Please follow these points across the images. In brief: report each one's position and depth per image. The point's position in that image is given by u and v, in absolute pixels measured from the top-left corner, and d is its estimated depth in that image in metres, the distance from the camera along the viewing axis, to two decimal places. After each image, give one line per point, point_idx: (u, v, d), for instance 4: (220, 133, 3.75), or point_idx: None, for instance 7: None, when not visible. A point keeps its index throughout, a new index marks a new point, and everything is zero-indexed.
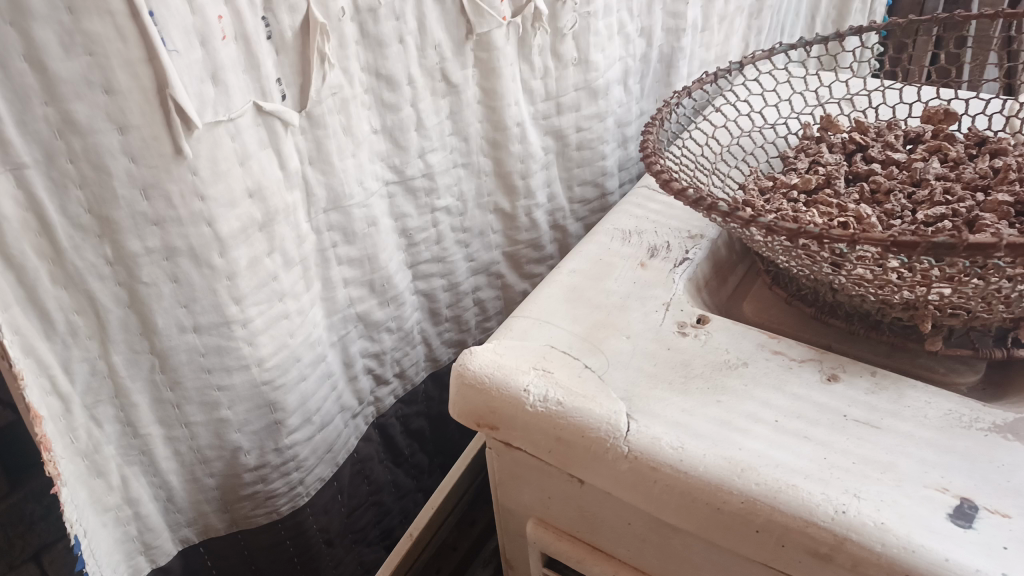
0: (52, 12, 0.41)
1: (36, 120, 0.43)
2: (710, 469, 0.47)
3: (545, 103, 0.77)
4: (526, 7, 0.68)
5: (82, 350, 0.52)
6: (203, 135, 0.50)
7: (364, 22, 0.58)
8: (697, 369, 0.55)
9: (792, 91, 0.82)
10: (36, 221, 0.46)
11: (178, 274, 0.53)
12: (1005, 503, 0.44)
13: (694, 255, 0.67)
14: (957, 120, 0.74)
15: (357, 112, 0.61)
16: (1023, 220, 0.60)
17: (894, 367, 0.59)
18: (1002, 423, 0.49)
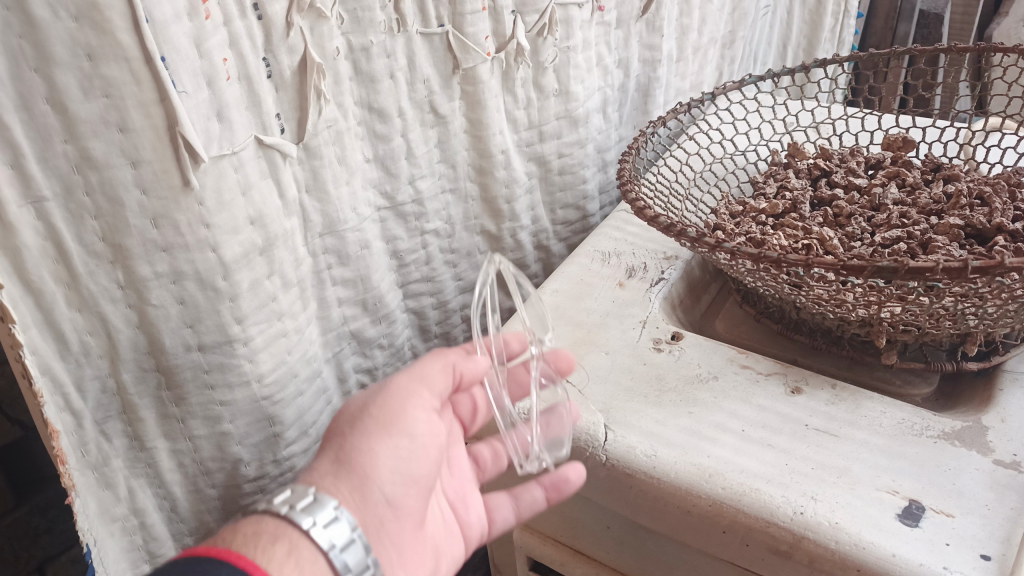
0: (74, 59, 0.45)
1: (57, 156, 0.47)
2: (680, 475, 0.51)
3: (528, 131, 0.81)
4: (508, 43, 0.73)
5: (94, 368, 0.56)
6: (209, 168, 0.53)
7: (357, 60, 0.62)
8: (670, 383, 0.59)
9: (761, 119, 0.86)
10: (54, 250, 0.50)
11: (184, 297, 0.57)
12: (949, 503, 0.48)
13: (669, 275, 0.71)
14: (914, 147, 0.79)
15: (350, 143, 0.65)
16: (972, 242, 0.64)
17: (853, 380, 0.64)
18: (950, 430, 0.54)
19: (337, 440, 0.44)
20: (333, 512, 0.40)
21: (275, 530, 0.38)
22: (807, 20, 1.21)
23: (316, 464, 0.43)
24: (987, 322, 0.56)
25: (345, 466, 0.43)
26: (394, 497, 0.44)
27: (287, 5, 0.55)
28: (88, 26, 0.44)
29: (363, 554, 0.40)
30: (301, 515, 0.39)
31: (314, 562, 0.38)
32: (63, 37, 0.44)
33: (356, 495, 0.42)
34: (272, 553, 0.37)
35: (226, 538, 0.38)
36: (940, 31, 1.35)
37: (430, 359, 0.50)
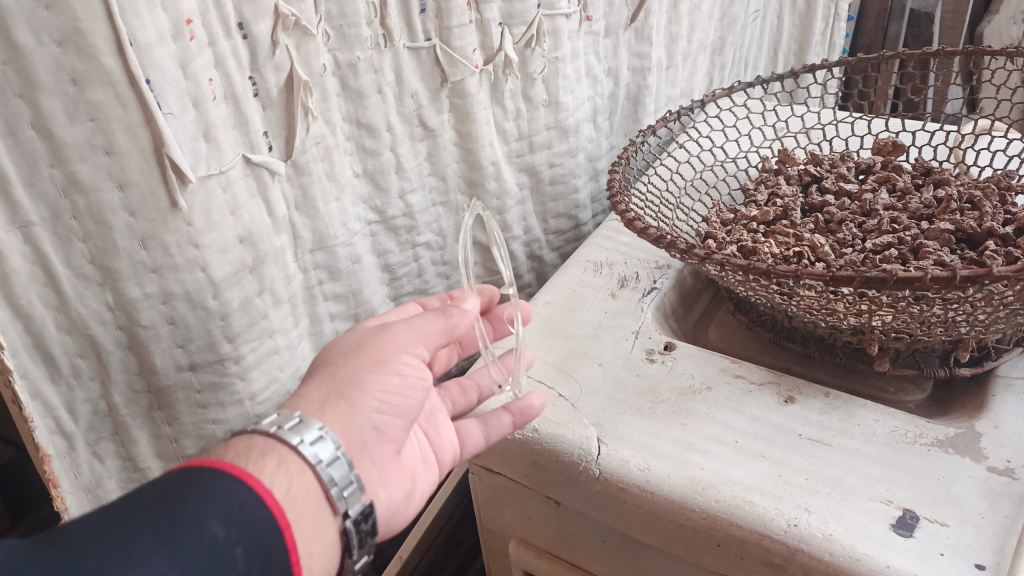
0: (58, 84, 0.45)
1: (43, 181, 0.47)
2: (673, 488, 0.51)
3: (518, 142, 0.81)
4: (497, 56, 0.73)
5: (85, 390, 0.56)
6: (197, 188, 0.53)
7: (345, 76, 0.63)
8: (663, 395, 0.59)
9: (751, 126, 0.87)
10: (43, 274, 0.50)
11: (175, 317, 0.56)
12: (943, 512, 0.48)
13: (661, 285, 0.71)
14: (904, 151, 0.79)
15: (339, 159, 0.65)
16: (963, 247, 0.64)
17: (846, 388, 0.64)
18: (943, 438, 0.54)
19: (330, 370, 0.45)
20: (320, 431, 0.41)
21: (265, 447, 0.39)
22: (797, 24, 1.22)
23: (307, 390, 0.44)
24: (978, 328, 0.56)
25: (335, 393, 0.43)
26: (381, 424, 0.44)
27: (272, 23, 0.55)
28: (72, 51, 0.44)
29: (347, 467, 0.41)
30: (287, 432, 0.40)
31: (301, 474, 0.39)
32: (47, 62, 0.44)
33: (345, 418, 0.43)
34: (263, 464, 0.38)
35: (223, 452, 0.39)
36: (931, 31, 1.35)
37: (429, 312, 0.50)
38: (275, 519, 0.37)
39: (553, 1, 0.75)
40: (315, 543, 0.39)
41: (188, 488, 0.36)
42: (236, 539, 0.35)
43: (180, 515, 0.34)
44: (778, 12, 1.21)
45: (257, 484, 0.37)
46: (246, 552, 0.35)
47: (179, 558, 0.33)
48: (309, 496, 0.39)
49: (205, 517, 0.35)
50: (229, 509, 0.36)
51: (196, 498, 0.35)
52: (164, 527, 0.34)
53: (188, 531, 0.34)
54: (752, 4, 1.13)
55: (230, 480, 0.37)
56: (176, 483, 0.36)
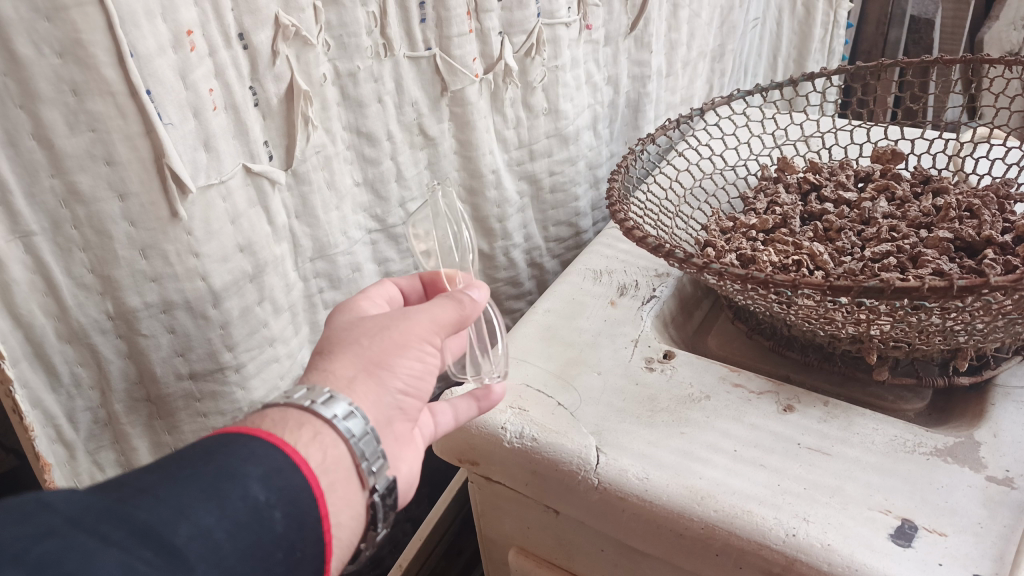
0: (59, 95, 0.45)
1: (44, 191, 0.47)
2: (672, 498, 0.51)
3: (518, 150, 0.82)
4: (497, 64, 0.73)
5: (85, 399, 0.56)
6: (197, 198, 0.53)
7: (345, 85, 0.63)
8: (662, 403, 0.59)
9: (750, 135, 0.87)
10: (43, 283, 0.50)
11: (175, 325, 0.57)
12: (942, 521, 0.48)
13: (660, 293, 0.71)
14: (903, 160, 0.79)
15: (339, 168, 0.65)
16: (962, 255, 0.64)
17: (845, 396, 0.64)
18: (942, 446, 0.54)
19: (356, 350, 0.42)
20: (351, 406, 0.39)
21: (298, 417, 0.38)
22: (797, 31, 1.22)
23: (335, 368, 0.41)
24: (977, 337, 0.56)
25: (363, 373, 0.41)
26: (406, 405, 0.43)
27: (272, 33, 0.55)
28: (72, 62, 0.44)
29: (376, 442, 0.39)
30: (321, 404, 0.38)
31: (336, 447, 0.38)
32: (47, 73, 0.44)
33: (375, 399, 0.41)
34: (297, 435, 0.37)
35: (253, 422, 0.37)
36: (931, 36, 1.36)
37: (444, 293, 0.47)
38: (311, 488, 0.36)
39: (552, 10, 0.75)
40: (343, 514, 0.38)
41: (227, 451, 0.34)
42: (276, 502, 0.34)
43: (224, 473, 0.33)
44: (778, 18, 1.21)
45: (293, 452, 0.36)
46: (284, 517, 0.34)
47: (225, 515, 0.32)
48: (341, 469, 0.38)
49: (247, 476, 0.34)
50: (269, 472, 0.34)
51: (236, 459, 0.34)
52: (208, 484, 0.33)
53: (232, 488, 0.33)
54: (750, 12, 1.13)
55: (267, 447, 0.35)
56: (212, 446, 0.35)
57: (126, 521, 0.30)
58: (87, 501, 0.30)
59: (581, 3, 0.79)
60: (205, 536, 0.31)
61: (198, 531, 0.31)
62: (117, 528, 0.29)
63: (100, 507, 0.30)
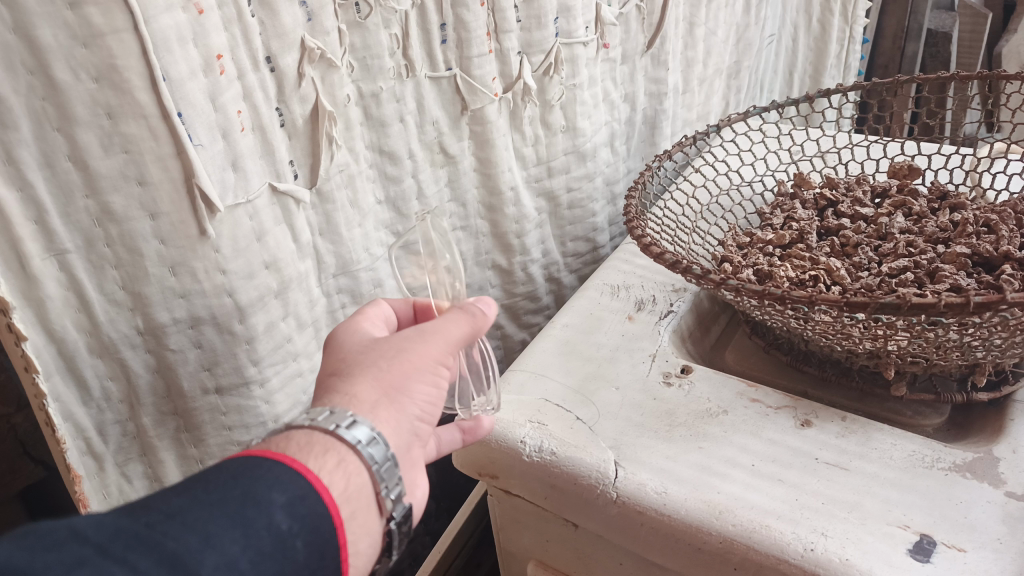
0: (94, 118, 0.46)
1: (78, 211, 0.49)
2: (690, 512, 0.51)
3: (537, 167, 0.83)
4: (516, 83, 0.74)
5: (114, 413, 0.57)
6: (224, 217, 0.55)
7: (368, 106, 0.64)
8: (681, 418, 0.59)
9: (766, 151, 0.88)
10: (77, 300, 0.51)
11: (202, 340, 0.58)
12: (961, 537, 0.48)
13: (677, 308, 0.72)
14: (920, 175, 0.79)
15: (362, 186, 0.67)
16: (980, 271, 0.64)
17: (863, 411, 0.64)
18: (961, 462, 0.54)
19: (375, 374, 0.43)
20: (373, 431, 0.40)
21: (323, 443, 0.38)
22: (813, 47, 1.24)
23: (357, 391, 0.42)
24: (995, 353, 0.56)
25: (385, 397, 0.42)
26: (420, 431, 0.44)
27: (298, 56, 0.57)
28: (108, 86, 0.46)
29: (395, 469, 0.41)
30: (345, 430, 0.39)
31: (358, 474, 0.39)
32: (84, 98, 0.45)
33: (396, 424, 0.42)
34: (322, 462, 0.38)
35: (277, 443, 0.38)
36: (949, 51, 1.36)
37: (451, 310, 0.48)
38: (332, 516, 0.36)
39: (570, 30, 0.76)
40: (362, 541, 0.39)
41: (253, 476, 0.35)
42: (298, 531, 0.35)
43: (249, 500, 0.34)
44: (793, 35, 1.22)
45: (317, 479, 0.36)
46: (305, 544, 0.35)
47: (249, 544, 0.33)
48: (363, 496, 0.39)
49: (272, 504, 0.34)
50: (293, 500, 0.35)
51: (262, 486, 0.34)
52: (233, 511, 0.33)
53: (256, 516, 0.33)
54: (766, 29, 1.14)
55: (292, 473, 0.36)
56: (238, 469, 0.35)
57: (153, 550, 0.30)
58: (117, 526, 0.30)
59: (598, 23, 0.80)
60: (230, 566, 0.31)
61: (222, 561, 0.31)
62: (143, 556, 0.29)
63: (129, 533, 0.30)
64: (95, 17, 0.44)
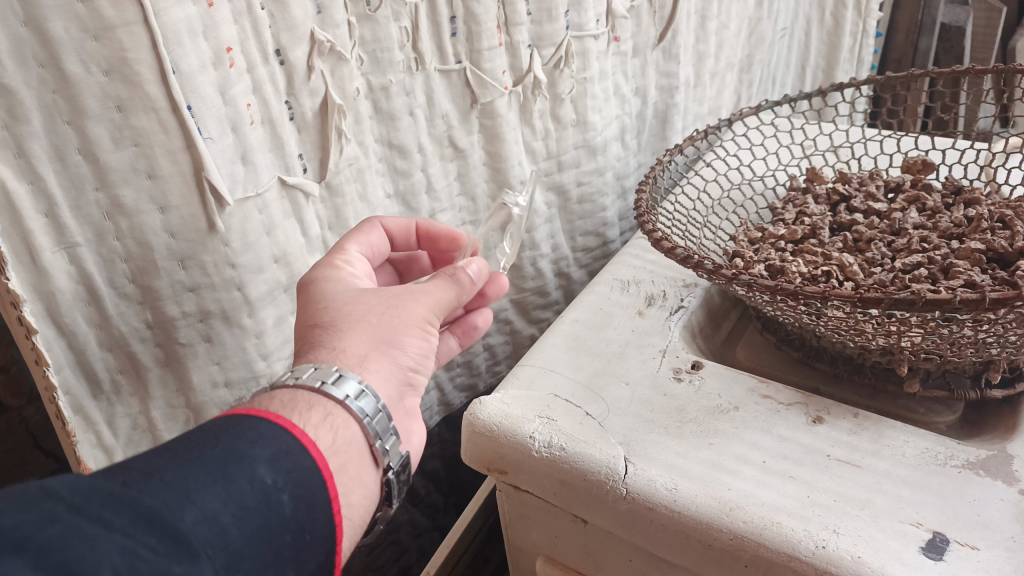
0: (105, 111, 0.46)
1: (89, 205, 0.49)
2: (700, 509, 0.51)
3: (547, 161, 0.82)
4: (526, 77, 0.74)
5: (124, 406, 0.57)
6: (234, 211, 0.55)
7: (378, 99, 0.64)
8: (691, 414, 0.59)
9: (778, 145, 0.87)
10: (87, 292, 0.51)
11: (211, 334, 0.58)
12: (974, 536, 0.47)
13: (688, 303, 0.72)
14: (934, 170, 0.78)
15: (371, 180, 0.67)
16: (994, 267, 0.63)
17: (876, 408, 0.64)
18: (974, 460, 0.53)
19: (363, 326, 0.44)
20: (361, 384, 0.40)
21: (308, 399, 0.39)
22: (825, 41, 1.23)
23: (345, 343, 0.42)
24: (1009, 349, 0.55)
25: (376, 349, 0.43)
26: (412, 380, 0.45)
27: (308, 49, 0.57)
28: (118, 79, 0.46)
29: (387, 421, 0.41)
30: (331, 386, 0.39)
31: (346, 427, 0.39)
32: (94, 90, 0.45)
33: (388, 374, 0.43)
34: (308, 416, 0.38)
35: (261, 402, 0.38)
36: (962, 44, 1.34)
37: (442, 275, 0.48)
38: (321, 470, 0.36)
39: (581, 23, 0.76)
40: (355, 494, 0.40)
41: (235, 433, 0.35)
42: (284, 485, 0.34)
43: (231, 456, 0.34)
44: (806, 29, 1.22)
45: (300, 433, 0.37)
46: (292, 499, 0.35)
47: (231, 498, 0.32)
48: (353, 449, 0.39)
49: (255, 459, 0.34)
50: (277, 455, 0.35)
51: (244, 442, 0.34)
52: (214, 466, 0.33)
53: (238, 472, 0.33)
54: (778, 22, 1.13)
55: (275, 428, 0.36)
56: (217, 428, 0.35)
57: (129, 507, 0.29)
58: (91, 484, 0.29)
59: (609, 16, 0.80)
60: (210, 520, 0.31)
61: (203, 516, 0.31)
62: (119, 514, 0.29)
63: (104, 490, 0.29)
64: (106, 9, 0.44)
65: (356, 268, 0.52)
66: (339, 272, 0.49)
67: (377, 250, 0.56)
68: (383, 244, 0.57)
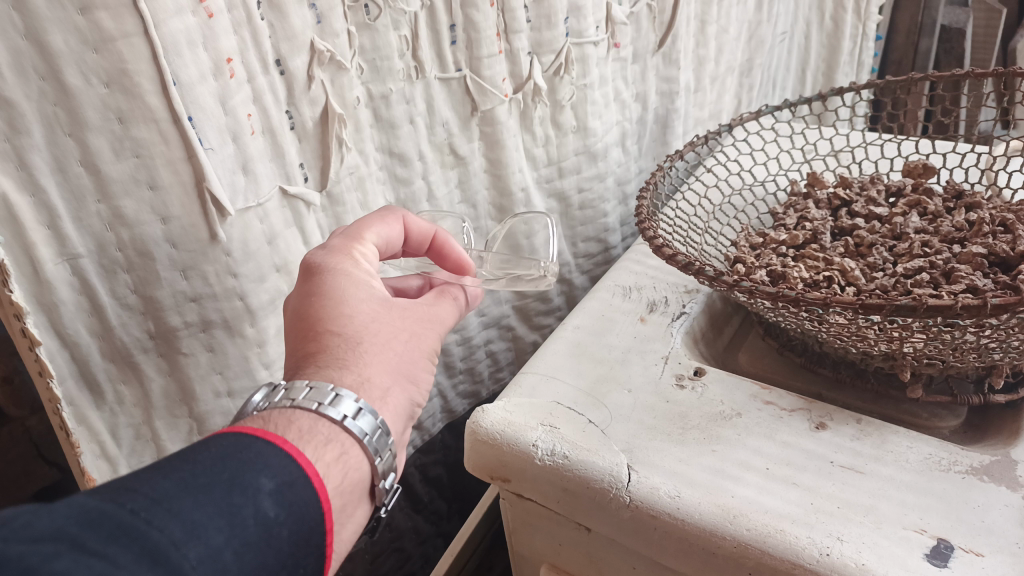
0: (105, 122, 0.46)
1: (90, 216, 0.49)
2: (704, 516, 0.51)
3: (548, 168, 0.83)
4: (526, 84, 0.74)
5: (127, 416, 0.57)
6: (235, 220, 0.55)
7: (378, 107, 0.64)
8: (693, 421, 0.59)
9: (779, 150, 0.87)
10: (89, 303, 0.51)
11: (213, 344, 0.58)
12: (979, 541, 0.47)
13: (690, 309, 0.72)
14: (935, 173, 0.78)
15: (372, 188, 0.67)
16: (996, 271, 0.63)
17: (879, 414, 0.64)
18: (978, 465, 0.53)
19: (388, 354, 0.44)
20: (377, 422, 0.41)
21: (328, 433, 0.39)
22: (825, 45, 1.23)
23: (369, 373, 0.42)
24: (1012, 354, 0.55)
25: (397, 383, 0.44)
26: (415, 412, 0.46)
27: (308, 59, 0.57)
28: (118, 91, 0.46)
29: (393, 459, 0.42)
30: (352, 421, 0.40)
31: (359, 467, 0.40)
32: (95, 102, 0.45)
33: (400, 407, 0.44)
34: (323, 452, 0.38)
35: (278, 424, 0.38)
36: (963, 45, 1.34)
37: (447, 301, 0.51)
38: (322, 509, 0.37)
39: (581, 29, 0.76)
40: (347, 529, 0.40)
41: (245, 461, 0.35)
42: (284, 520, 0.34)
43: (237, 487, 0.33)
44: (806, 32, 1.22)
45: (309, 465, 0.37)
46: (291, 533, 0.35)
47: (234, 535, 0.32)
48: (358, 488, 0.40)
49: (260, 492, 0.34)
50: (282, 488, 0.35)
51: (252, 472, 0.34)
52: (219, 498, 0.33)
53: (243, 505, 0.33)
54: (778, 26, 1.14)
55: (286, 460, 0.36)
56: (229, 452, 0.35)
57: (136, 541, 0.29)
58: (99, 513, 0.29)
59: (609, 22, 0.80)
60: (213, 557, 0.31)
61: (206, 553, 0.31)
62: (123, 550, 0.29)
63: (111, 521, 0.29)
64: (106, 21, 0.44)
65: (372, 265, 0.50)
66: (353, 270, 0.47)
67: (387, 246, 0.53)
68: (397, 242, 0.54)
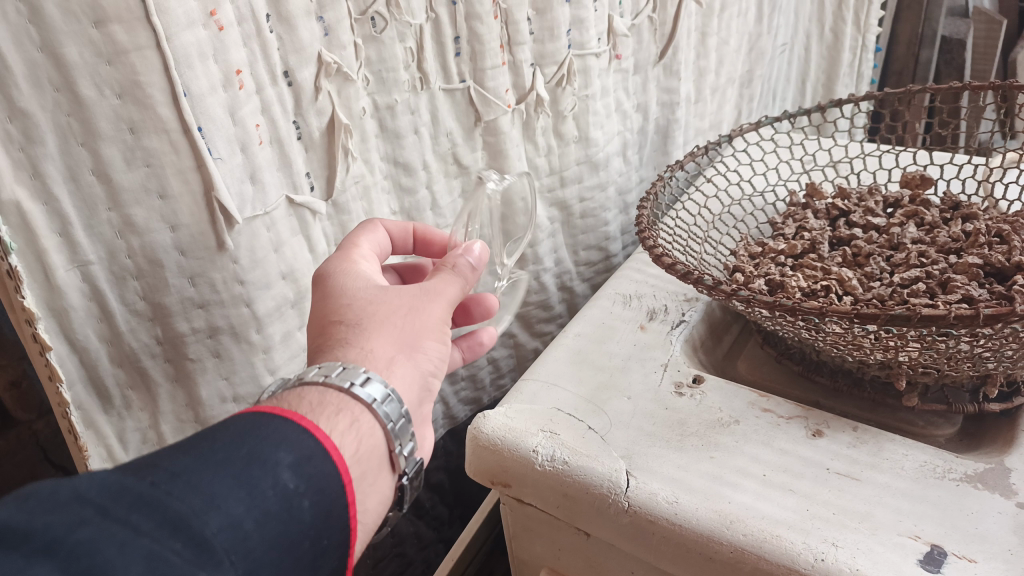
0: (117, 132, 0.48)
1: (101, 224, 0.50)
2: (701, 521, 0.51)
3: (550, 177, 0.84)
4: (529, 94, 0.75)
5: (135, 420, 0.58)
6: (243, 229, 0.56)
7: (383, 118, 0.65)
8: (692, 427, 0.60)
9: (778, 161, 0.89)
10: (98, 309, 0.52)
11: (220, 350, 0.59)
12: (973, 548, 0.48)
13: (689, 318, 0.73)
14: (932, 185, 0.79)
15: (377, 197, 0.68)
16: (992, 281, 0.64)
17: (875, 422, 0.65)
18: (973, 473, 0.54)
19: (385, 328, 0.44)
20: (387, 388, 0.41)
21: (337, 403, 0.39)
22: (825, 56, 1.24)
23: (372, 344, 0.43)
24: (1006, 363, 0.56)
25: (399, 353, 0.44)
26: (431, 387, 0.46)
27: (315, 70, 0.58)
28: (130, 102, 0.47)
29: (408, 426, 0.42)
30: (360, 388, 0.40)
31: (372, 433, 0.40)
32: (108, 113, 0.47)
33: (410, 377, 0.44)
34: (335, 422, 0.39)
35: (289, 401, 0.39)
36: (963, 57, 1.35)
37: (448, 270, 0.49)
38: (342, 478, 0.37)
39: (583, 41, 0.77)
40: (370, 500, 0.41)
41: (261, 435, 0.36)
42: (305, 491, 0.35)
43: (255, 459, 0.34)
44: (806, 44, 1.23)
45: (326, 439, 0.37)
46: (312, 504, 0.35)
47: (255, 504, 0.33)
48: (375, 455, 0.40)
49: (278, 464, 0.35)
50: (300, 460, 0.36)
51: (269, 445, 0.35)
52: (238, 470, 0.34)
53: (262, 477, 0.34)
54: (778, 38, 1.15)
55: (301, 433, 0.37)
56: (245, 428, 0.36)
57: (157, 511, 0.30)
58: (121, 484, 0.30)
59: (610, 34, 0.81)
60: (234, 526, 0.32)
61: (228, 521, 0.32)
62: (146, 518, 0.30)
63: (133, 493, 0.30)
64: (119, 34, 0.45)
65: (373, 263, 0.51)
66: (353, 267, 0.48)
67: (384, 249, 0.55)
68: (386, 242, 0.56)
